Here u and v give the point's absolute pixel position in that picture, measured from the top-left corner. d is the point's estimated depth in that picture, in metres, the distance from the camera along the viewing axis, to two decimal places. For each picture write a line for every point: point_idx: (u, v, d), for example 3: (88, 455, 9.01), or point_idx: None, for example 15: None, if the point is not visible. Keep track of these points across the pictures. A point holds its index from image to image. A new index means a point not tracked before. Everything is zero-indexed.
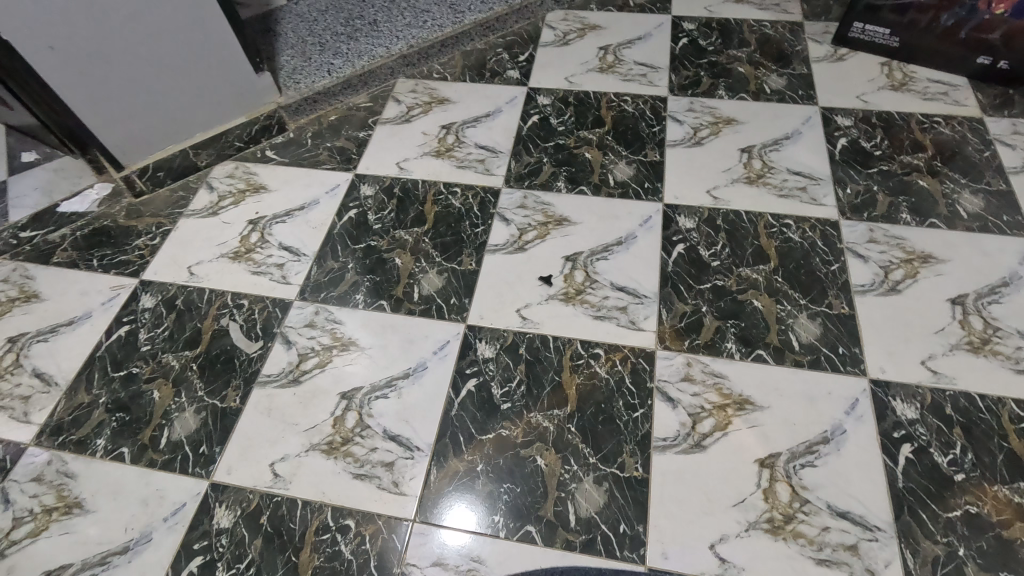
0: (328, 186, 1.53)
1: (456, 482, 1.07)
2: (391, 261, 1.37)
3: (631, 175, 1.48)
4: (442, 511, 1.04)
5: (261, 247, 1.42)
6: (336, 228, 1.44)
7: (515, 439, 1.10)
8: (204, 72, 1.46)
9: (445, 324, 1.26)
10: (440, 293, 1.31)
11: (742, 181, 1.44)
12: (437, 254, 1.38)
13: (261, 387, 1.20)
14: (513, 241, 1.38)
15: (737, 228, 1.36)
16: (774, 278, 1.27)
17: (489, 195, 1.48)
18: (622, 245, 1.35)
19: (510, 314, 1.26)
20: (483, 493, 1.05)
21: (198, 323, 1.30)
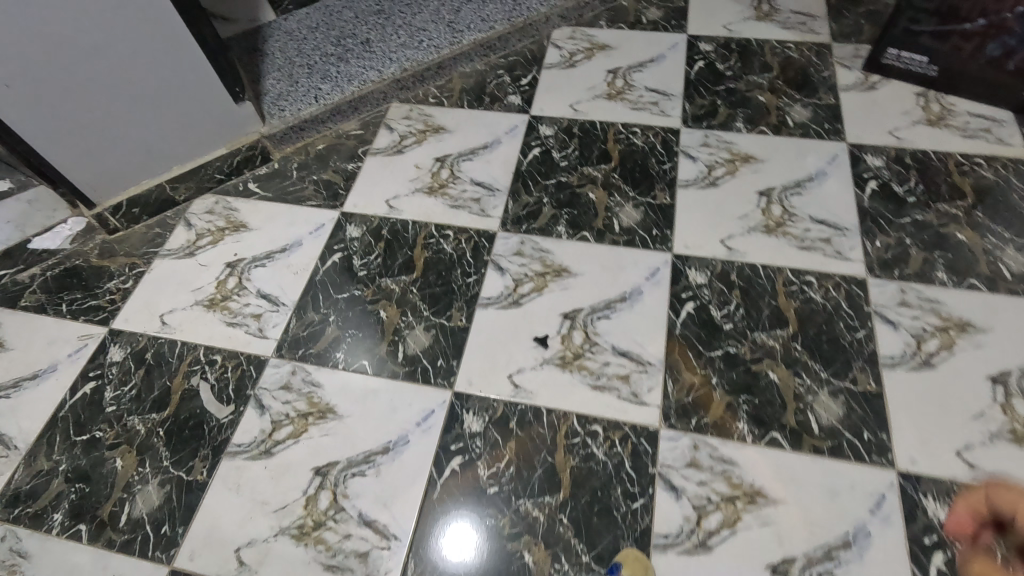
0: (312, 226, 1.42)
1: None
2: (375, 314, 1.27)
3: (638, 220, 1.36)
4: None
5: (238, 294, 1.32)
6: (318, 274, 1.34)
7: (501, 530, 1.01)
8: (178, 103, 1.36)
9: (431, 392, 1.16)
10: (427, 353, 1.21)
11: (760, 230, 1.32)
12: (426, 307, 1.27)
13: (231, 458, 1.12)
14: (508, 294, 1.27)
15: (753, 285, 1.24)
16: (793, 346, 1.15)
17: (484, 239, 1.36)
18: (626, 302, 1.24)
19: (501, 381, 1.16)
20: None
21: (167, 381, 1.22)
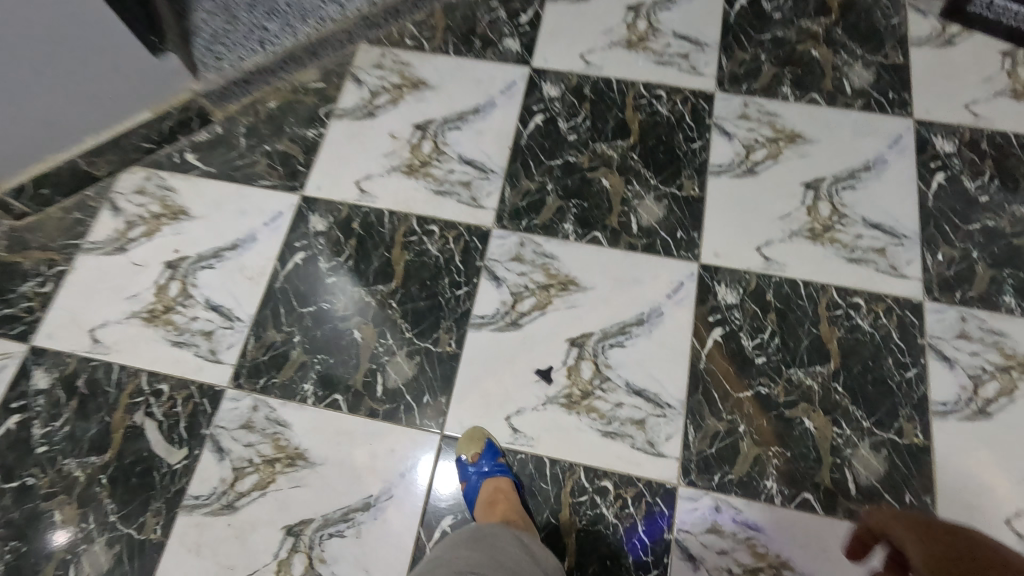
0: (267, 215, 1.18)
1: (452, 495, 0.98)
2: (349, 336, 1.08)
3: (660, 218, 1.14)
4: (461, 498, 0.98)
5: (182, 305, 1.11)
6: (278, 280, 1.13)
7: (502, 458, 0.97)
8: (80, 66, 1.04)
9: (416, 436, 1.01)
10: (410, 387, 1.04)
11: (804, 236, 1.11)
12: (407, 327, 1.08)
13: (189, 514, 0.98)
14: (505, 312, 1.08)
15: (793, 307, 1.06)
16: (833, 387, 1.01)
17: (475, 239, 1.14)
18: (644, 326, 1.06)
19: (498, 423, 1.01)
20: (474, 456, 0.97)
21: (106, 416, 1.04)
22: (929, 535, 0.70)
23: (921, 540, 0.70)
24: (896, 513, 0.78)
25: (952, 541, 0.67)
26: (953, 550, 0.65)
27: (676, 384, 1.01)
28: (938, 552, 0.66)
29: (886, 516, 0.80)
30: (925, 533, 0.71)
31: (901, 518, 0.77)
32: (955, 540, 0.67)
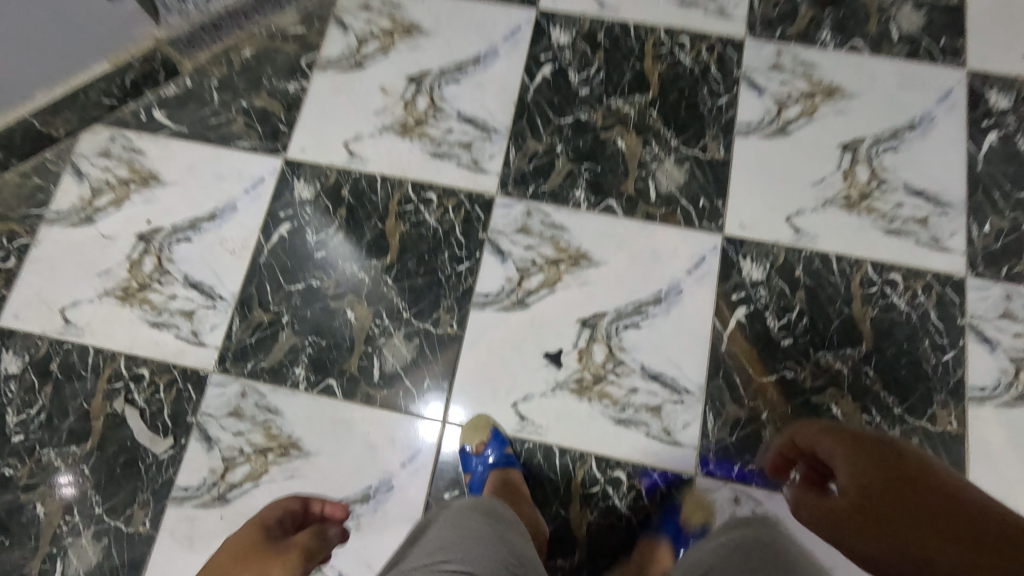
0: (247, 181, 1.07)
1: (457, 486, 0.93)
2: (342, 315, 1.00)
3: (680, 184, 1.03)
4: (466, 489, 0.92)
5: (159, 283, 1.02)
6: (262, 254, 1.03)
7: (508, 448, 0.92)
8: (23, 16, 0.90)
9: (417, 424, 0.95)
10: (409, 371, 0.97)
11: (839, 204, 1.01)
12: (405, 306, 1.00)
13: (178, 506, 0.92)
14: (511, 289, 1.00)
15: (823, 284, 0.98)
16: (863, 371, 0.94)
17: (476, 208, 1.04)
18: (661, 305, 0.98)
19: (504, 410, 0.95)
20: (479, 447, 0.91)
21: (84, 403, 0.97)
22: (868, 484, 0.44)
23: (853, 456, 0.49)
24: (838, 434, 0.52)
25: (865, 508, 0.43)
26: (888, 460, 0.45)
27: (696, 368, 0.94)
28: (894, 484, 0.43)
29: (819, 432, 0.54)
30: (858, 496, 0.44)
31: (843, 439, 0.51)
32: (879, 468, 0.45)
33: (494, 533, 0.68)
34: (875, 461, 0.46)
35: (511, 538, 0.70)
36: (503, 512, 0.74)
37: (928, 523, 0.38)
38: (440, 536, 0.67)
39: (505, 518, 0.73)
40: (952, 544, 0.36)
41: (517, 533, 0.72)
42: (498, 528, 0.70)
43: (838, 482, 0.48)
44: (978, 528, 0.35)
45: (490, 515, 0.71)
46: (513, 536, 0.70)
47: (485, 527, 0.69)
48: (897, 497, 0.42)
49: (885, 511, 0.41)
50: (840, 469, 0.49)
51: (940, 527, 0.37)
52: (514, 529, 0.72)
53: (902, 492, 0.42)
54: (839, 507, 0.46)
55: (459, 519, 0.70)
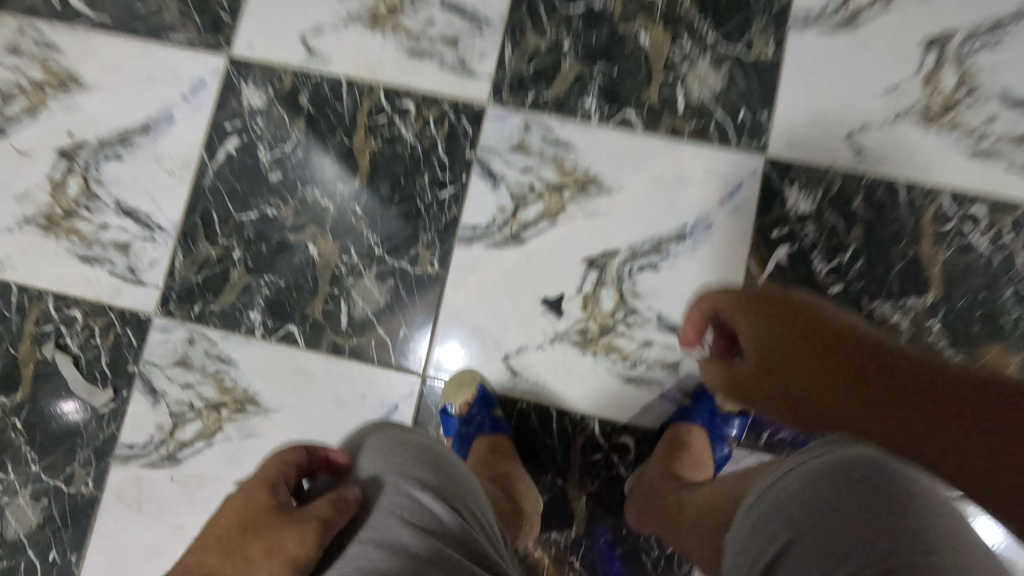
0: (186, 85, 0.88)
1: None
2: (303, 251, 0.84)
3: (715, 91, 0.83)
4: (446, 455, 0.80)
5: (87, 209, 0.86)
6: (206, 175, 0.86)
7: (496, 409, 0.79)
8: None
9: (392, 379, 0.81)
10: (383, 317, 0.82)
11: (915, 118, 0.81)
12: (377, 240, 0.84)
13: (124, 465, 0.82)
14: (503, 222, 0.83)
15: (886, 219, 0.80)
16: (927, 325, 0.77)
17: (463, 120, 0.85)
18: (684, 243, 0.81)
19: (494, 364, 0.81)
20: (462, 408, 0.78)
21: (10, 348, 0.84)
22: (778, 338, 0.53)
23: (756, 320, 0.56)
24: (743, 307, 0.58)
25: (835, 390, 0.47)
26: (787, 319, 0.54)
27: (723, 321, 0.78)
28: (836, 345, 0.49)
29: (722, 298, 0.62)
30: (763, 363, 0.54)
31: (755, 310, 0.57)
32: (795, 328, 0.53)
33: (437, 509, 0.49)
34: (789, 321, 0.53)
35: (459, 506, 0.51)
36: (444, 465, 0.54)
37: (930, 413, 0.41)
38: (366, 523, 0.48)
39: (449, 472, 0.54)
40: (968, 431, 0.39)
41: (465, 490, 0.54)
42: (441, 496, 0.51)
43: (744, 345, 0.56)
44: (968, 401, 0.40)
45: (427, 475, 0.52)
46: (460, 498, 0.52)
47: (425, 502, 0.50)
48: (830, 372, 0.48)
49: (813, 381, 0.49)
50: (749, 350, 0.55)
51: (952, 412, 0.40)
52: (463, 488, 0.53)
53: (879, 380, 0.45)
54: (772, 396, 0.53)
55: (386, 495, 0.50)
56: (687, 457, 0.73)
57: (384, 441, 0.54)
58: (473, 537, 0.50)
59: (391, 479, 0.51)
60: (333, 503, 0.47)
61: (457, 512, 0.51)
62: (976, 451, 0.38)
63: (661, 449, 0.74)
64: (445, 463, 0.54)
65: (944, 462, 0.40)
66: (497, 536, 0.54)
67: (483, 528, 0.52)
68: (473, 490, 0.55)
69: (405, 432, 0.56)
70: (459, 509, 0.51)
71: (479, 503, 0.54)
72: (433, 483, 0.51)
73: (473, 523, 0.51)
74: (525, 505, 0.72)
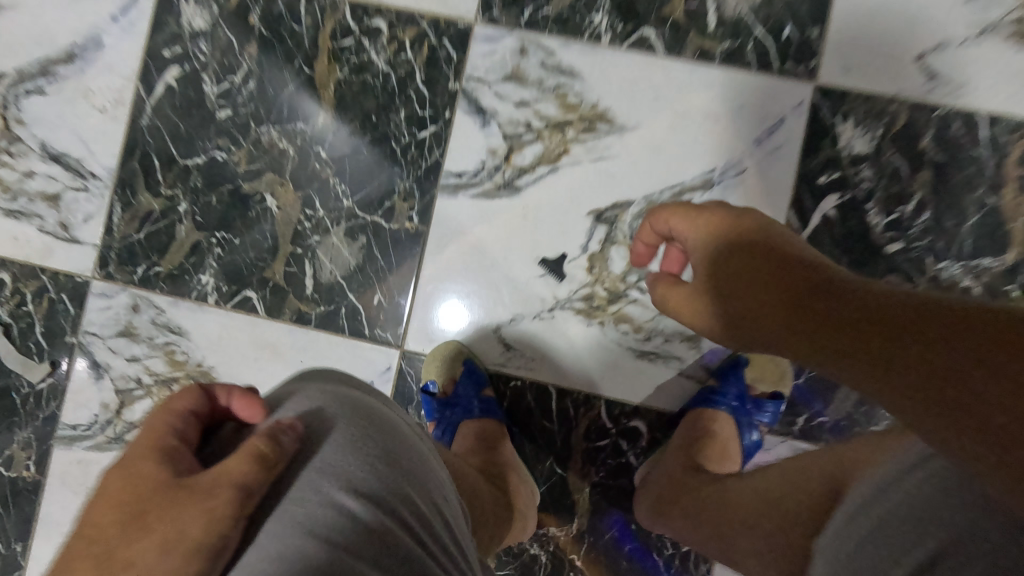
0: (116, 3, 0.73)
1: None
2: (259, 203, 0.71)
3: (755, 3, 0.67)
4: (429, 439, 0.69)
5: (9, 155, 0.74)
6: (144, 113, 0.73)
7: (485, 389, 0.68)
8: None
9: (366, 353, 0.70)
10: (354, 280, 0.70)
11: (1006, 34, 0.65)
12: (346, 190, 0.71)
13: (68, 448, 0.72)
14: (495, 166, 0.70)
15: (961, 162, 0.65)
16: (1005, 291, 0.64)
17: (446, 43, 0.70)
18: (709, 191, 0.68)
19: (485, 336, 0.69)
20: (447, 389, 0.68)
21: None
22: (748, 246, 0.44)
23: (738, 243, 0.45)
24: (687, 210, 0.49)
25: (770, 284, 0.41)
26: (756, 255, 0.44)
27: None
28: (758, 269, 0.42)
29: (677, 214, 0.50)
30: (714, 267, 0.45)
31: (696, 214, 0.49)
32: (755, 250, 0.44)
33: (391, 479, 0.37)
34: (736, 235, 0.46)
35: (415, 471, 0.39)
36: (392, 420, 0.41)
37: (932, 332, 0.30)
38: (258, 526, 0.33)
39: (400, 428, 0.41)
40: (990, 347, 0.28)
41: (420, 452, 0.41)
42: (398, 460, 0.38)
43: (691, 263, 0.49)
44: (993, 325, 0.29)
45: (379, 432, 0.38)
46: (417, 461, 0.40)
47: (375, 468, 0.36)
48: (766, 291, 0.41)
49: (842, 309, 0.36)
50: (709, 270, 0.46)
51: (927, 332, 0.31)
52: (417, 449, 0.41)
53: (841, 292, 0.37)
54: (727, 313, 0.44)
55: (324, 459, 0.36)
56: (713, 449, 0.63)
57: (314, 390, 0.40)
58: (426, 527, 0.38)
59: (338, 436, 0.37)
60: (257, 460, 0.33)
61: (415, 481, 0.38)
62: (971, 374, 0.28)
63: (680, 436, 0.63)
64: (393, 417, 0.41)
65: (915, 373, 0.30)
66: (456, 508, 0.44)
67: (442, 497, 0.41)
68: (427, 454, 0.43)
69: (342, 381, 0.42)
70: (417, 477, 0.39)
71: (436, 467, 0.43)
72: (386, 441, 0.38)
73: (432, 493, 0.40)
74: (517, 497, 0.62)
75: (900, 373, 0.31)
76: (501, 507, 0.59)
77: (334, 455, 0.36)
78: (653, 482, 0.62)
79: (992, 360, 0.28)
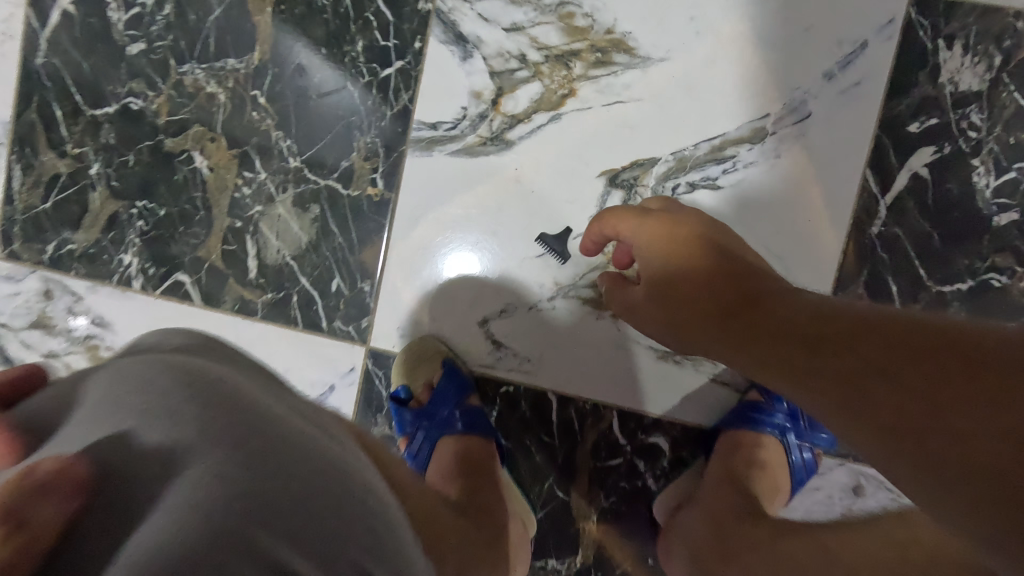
0: None
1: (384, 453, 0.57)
2: (187, 164, 0.57)
3: None
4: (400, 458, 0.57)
5: None
6: (38, 49, 0.57)
7: (469, 396, 0.55)
8: None
9: (323, 350, 0.57)
10: (307, 260, 0.57)
11: None
12: (293, 147, 0.56)
13: None
14: (481, 113, 0.55)
15: None
16: None
17: None
18: (758, 145, 0.52)
19: (469, 330, 0.56)
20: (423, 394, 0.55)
21: None
22: (696, 250, 0.42)
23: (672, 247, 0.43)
24: (634, 212, 0.47)
25: (716, 300, 0.39)
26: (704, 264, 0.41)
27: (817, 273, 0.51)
28: (708, 291, 0.39)
29: (625, 219, 0.47)
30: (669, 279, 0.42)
31: (643, 215, 0.46)
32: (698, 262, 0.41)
33: (274, 484, 0.23)
34: (680, 241, 0.43)
35: (324, 473, 0.26)
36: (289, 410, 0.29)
37: (889, 357, 0.28)
38: None
39: (304, 420, 0.29)
40: (947, 372, 0.26)
41: (337, 450, 0.29)
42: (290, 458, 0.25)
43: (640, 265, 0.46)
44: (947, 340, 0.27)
45: (252, 417, 0.25)
46: (328, 458, 0.27)
47: (243, 479, 0.23)
48: (714, 310, 0.38)
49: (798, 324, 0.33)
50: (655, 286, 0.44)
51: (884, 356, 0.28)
52: (330, 444, 0.28)
53: (801, 314, 0.34)
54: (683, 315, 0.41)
55: (148, 471, 0.22)
56: (762, 481, 0.51)
57: (120, 374, 0.25)
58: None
59: (172, 453, 0.23)
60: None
61: (321, 486, 0.25)
62: (941, 406, 0.25)
63: (718, 464, 0.52)
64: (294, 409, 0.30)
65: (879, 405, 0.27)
66: (410, 541, 0.30)
67: (379, 516, 0.27)
68: (350, 457, 0.29)
69: (215, 355, 0.30)
70: (326, 481, 0.25)
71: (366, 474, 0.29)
72: (269, 429, 0.25)
73: (358, 505, 0.26)
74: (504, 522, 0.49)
75: (871, 409, 0.27)
76: (482, 529, 0.46)
77: (165, 465, 0.22)
78: (691, 527, 0.48)
79: (961, 388, 0.25)
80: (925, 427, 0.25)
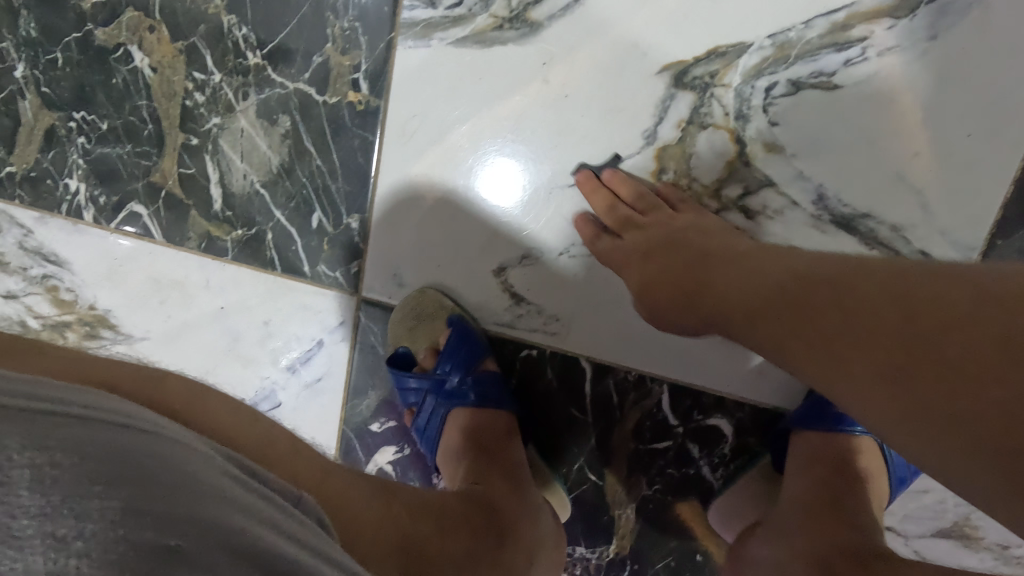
0: None
1: (382, 421, 0.48)
2: (125, 64, 0.45)
3: None
4: (402, 428, 0.48)
5: None
6: None
7: (483, 364, 0.45)
8: None
9: (305, 299, 0.46)
10: (279, 185, 0.45)
11: None
12: (250, 38, 0.43)
13: None
14: None
15: None
16: None
17: None
18: (898, 22, 0.37)
19: (481, 280, 0.45)
20: (426, 354, 0.46)
21: None
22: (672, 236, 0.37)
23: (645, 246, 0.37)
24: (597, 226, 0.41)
25: (678, 280, 0.34)
26: (674, 240, 0.36)
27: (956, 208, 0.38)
28: (680, 269, 0.35)
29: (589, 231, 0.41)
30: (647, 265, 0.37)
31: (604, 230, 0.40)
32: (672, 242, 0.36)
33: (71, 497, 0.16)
34: (647, 234, 0.38)
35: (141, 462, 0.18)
36: (84, 394, 0.21)
37: (845, 304, 0.25)
38: None
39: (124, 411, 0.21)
40: (900, 308, 0.23)
41: (152, 439, 0.20)
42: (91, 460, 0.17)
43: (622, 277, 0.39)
44: (909, 282, 0.24)
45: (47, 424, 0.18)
46: (171, 448, 0.20)
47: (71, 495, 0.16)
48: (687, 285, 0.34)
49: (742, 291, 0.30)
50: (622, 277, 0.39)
51: (837, 304, 0.25)
52: (162, 432, 0.21)
53: (748, 270, 0.30)
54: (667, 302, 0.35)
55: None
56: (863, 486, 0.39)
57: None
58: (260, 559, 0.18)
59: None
60: None
61: (83, 495, 0.17)
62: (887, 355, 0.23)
63: (801, 479, 0.40)
64: (104, 396, 0.21)
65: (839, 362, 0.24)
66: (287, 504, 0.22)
67: (194, 508, 0.18)
68: (193, 446, 0.21)
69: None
70: (96, 490, 0.17)
71: (220, 458, 0.22)
72: (20, 427, 0.17)
73: (151, 502, 0.17)
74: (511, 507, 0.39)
75: (833, 363, 0.24)
76: (469, 515, 0.36)
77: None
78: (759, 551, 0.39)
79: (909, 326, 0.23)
80: (882, 371, 0.23)
